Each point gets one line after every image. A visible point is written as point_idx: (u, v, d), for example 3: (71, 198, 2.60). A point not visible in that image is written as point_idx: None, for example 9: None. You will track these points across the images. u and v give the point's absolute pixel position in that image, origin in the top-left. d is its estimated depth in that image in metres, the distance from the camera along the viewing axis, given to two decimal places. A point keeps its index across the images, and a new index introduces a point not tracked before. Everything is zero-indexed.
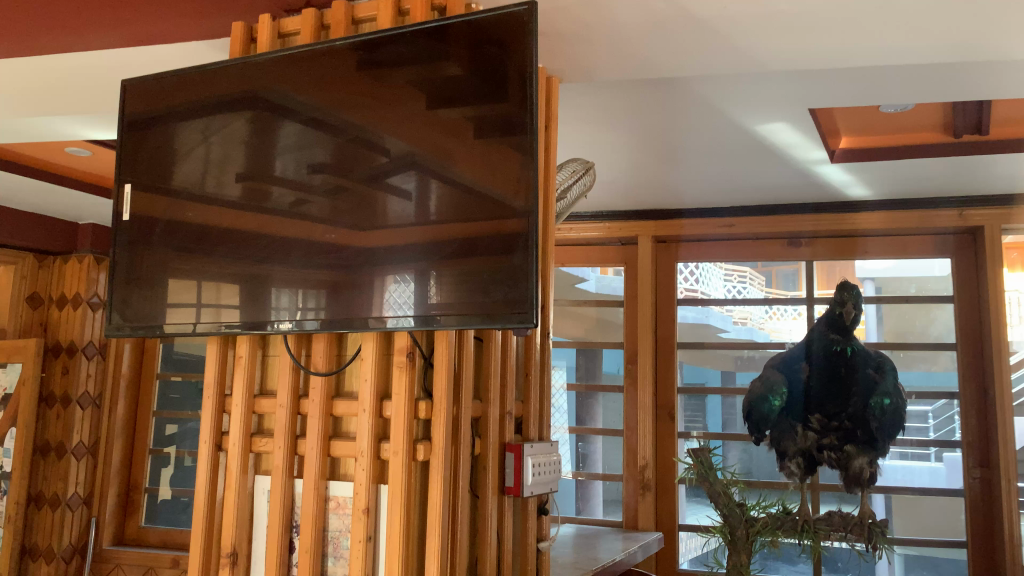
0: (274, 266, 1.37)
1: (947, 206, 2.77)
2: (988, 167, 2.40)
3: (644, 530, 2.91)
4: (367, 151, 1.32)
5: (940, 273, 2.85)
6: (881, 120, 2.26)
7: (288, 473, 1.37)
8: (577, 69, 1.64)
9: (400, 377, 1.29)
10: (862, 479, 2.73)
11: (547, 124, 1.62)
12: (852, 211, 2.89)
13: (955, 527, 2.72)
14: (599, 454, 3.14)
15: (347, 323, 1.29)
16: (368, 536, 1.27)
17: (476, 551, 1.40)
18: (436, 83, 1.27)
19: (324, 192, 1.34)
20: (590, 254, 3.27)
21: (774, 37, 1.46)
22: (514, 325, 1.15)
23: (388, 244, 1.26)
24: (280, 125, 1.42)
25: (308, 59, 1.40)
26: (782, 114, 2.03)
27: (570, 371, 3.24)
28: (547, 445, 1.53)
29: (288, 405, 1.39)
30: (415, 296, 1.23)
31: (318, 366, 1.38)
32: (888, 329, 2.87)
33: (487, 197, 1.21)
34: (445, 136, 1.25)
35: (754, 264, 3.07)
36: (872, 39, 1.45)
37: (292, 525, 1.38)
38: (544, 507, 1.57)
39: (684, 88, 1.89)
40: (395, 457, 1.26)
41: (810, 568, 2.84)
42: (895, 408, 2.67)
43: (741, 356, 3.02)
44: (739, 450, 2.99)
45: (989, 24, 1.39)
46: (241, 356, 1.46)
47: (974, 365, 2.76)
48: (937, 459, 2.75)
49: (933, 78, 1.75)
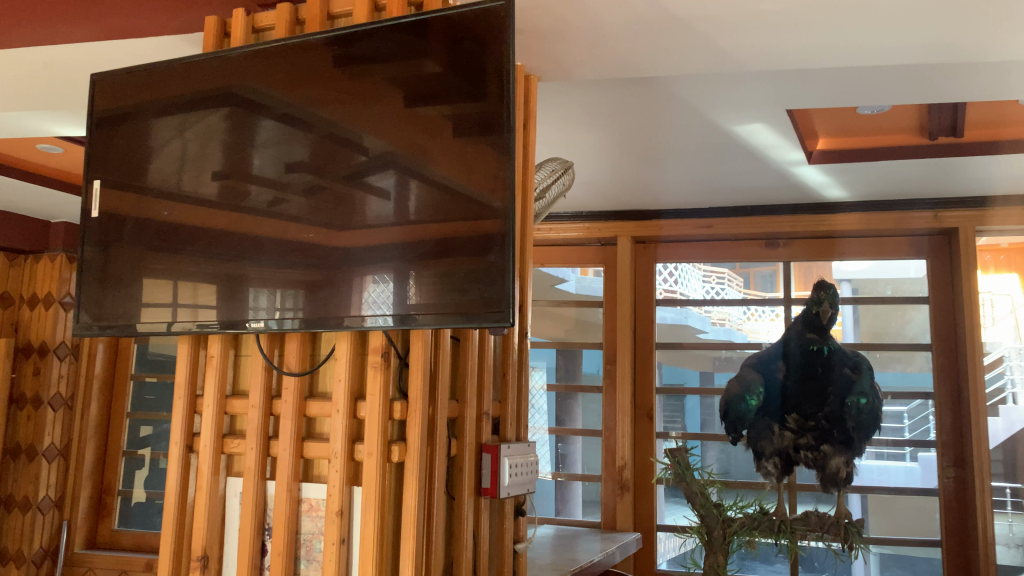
0: (249, 265, 1.35)
1: (923, 208, 2.80)
2: (963, 169, 2.43)
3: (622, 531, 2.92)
4: (345, 149, 1.30)
5: (915, 275, 2.87)
6: (858, 122, 2.27)
7: (260, 474, 1.35)
8: (555, 67, 1.63)
9: (375, 377, 1.27)
10: (839, 479, 2.73)
11: (526, 122, 1.61)
12: (830, 212, 2.90)
13: (929, 526, 2.74)
14: (578, 455, 3.14)
15: (324, 322, 1.27)
16: (341, 538, 1.25)
17: (452, 552, 1.38)
18: (415, 80, 1.25)
19: (301, 190, 1.32)
20: (569, 254, 3.26)
21: (750, 37, 1.46)
22: (491, 324, 1.14)
23: (365, 244, 1.25)
24: (256, 121, 1.40)
25: (284, 54, 1.38)
26: (759, 115, 2.03)
27: (550, 371, 3.23)
28: (524, 446, 1.52)
29: (260, 406, 1.36)
30: (393, 295, 1.21)
31: (292, 367, 1.36)
32: (865, 330, 2.89)
33: (464, 196, 1.19)
34: (423, 133, 1.24)
35: (732, 265, 3.08)
36: (848, 40, 1.46)
37: (264, 528, 1.36)
38: (521, 507, 1.55)
39: (663, 89, 1.88)
40: (369, 459, 1.24)
41: (787, 568, 2.84)
42: (871, 408, 2.68)
43: (719, 356, 3.03)
44: (717, 450, 2.99)
45: (962, 26, 1.39)
46: (213, 356, 1.43)
47: (948, 365, 2.79)
48: (912, 459, 2.77)
49: (909, 81, 1.76)
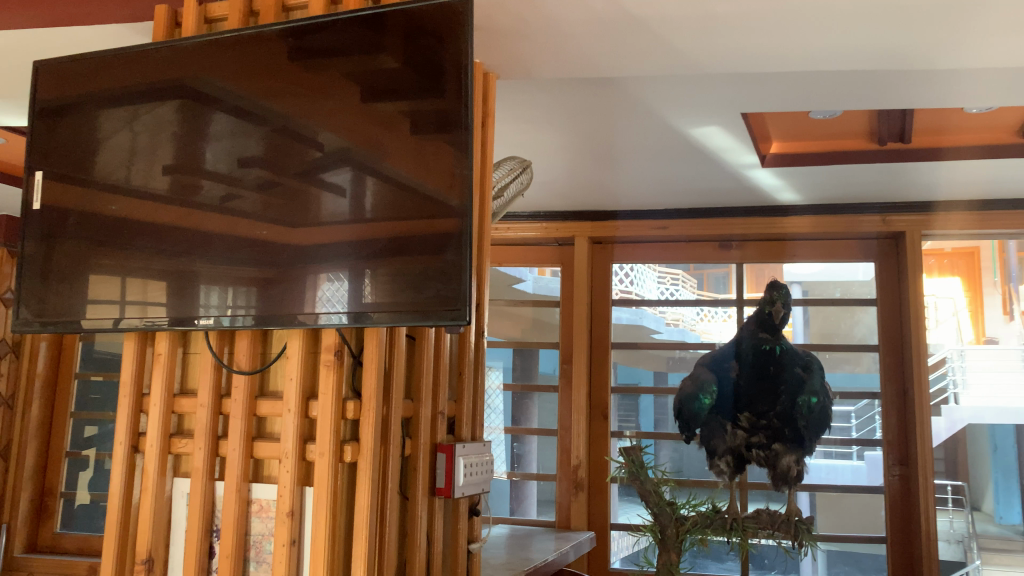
0: (199, 262, 1.32)
1: (872, 212, 2.87)
2: (911, 175, 2.49)
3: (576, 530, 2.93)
4: (299, 144, 1.28)
5: (864, 277, 2.94)
6: (810, 127, 2.31)
7: (208, 475, 1.32)
8: (513, 65, 1.63)
9: (327, 377, 1.25)
10: (789, 477, 2.61)
11: (484, 120, 1.61)
12: (783, 214, 2.95)
13: (875, 523, 2.81)
14: (534, 454, 3.14)
15: (275, 320, 1.24)
16: (292, 539, 1.23)
17: (404, 554, 1.36)
18: (371, 74, 1.24)
19: (254, 186, 1.30)
20: (527, 254, 3.25)
21: (706, 39, 1.48)
22: (447, 322, 1.13)
23: (319, 242, 1.23)
24: (207, 114, 1.36)
25: (235, 46, 1.35)
26: (714, 118, 2.06)
27: (507, 371, 3.23)
28: (479, 445, 1.51)
29: (209, 405, 1.33)
30: (348, 294, 1.19)
31: (242, 365, 1.33)
32: (814, 331, 2.94)
33: (420, 194, 1.18)
34: (379, 129, 1.22)
35: (686, 266, 3.11)
36: (800, 45, 1.49)
37: (212, 529, 1.33)
38: (476, 507, 1.54)
39: (622, 90, 1.89)
40: (321, 459, 1.22)
41: (738, 566, 2.86)
42: (822, 408, 2.53)
43: (673, 356, 3.07)
44: (670, 448, 3.01)
45: (909, 35, 1.43)
46: (160, 353, 1.40)
47: (895, 365, 2.86)
48: (859, 458, 2.83)
49: (861, 87, 1.80)
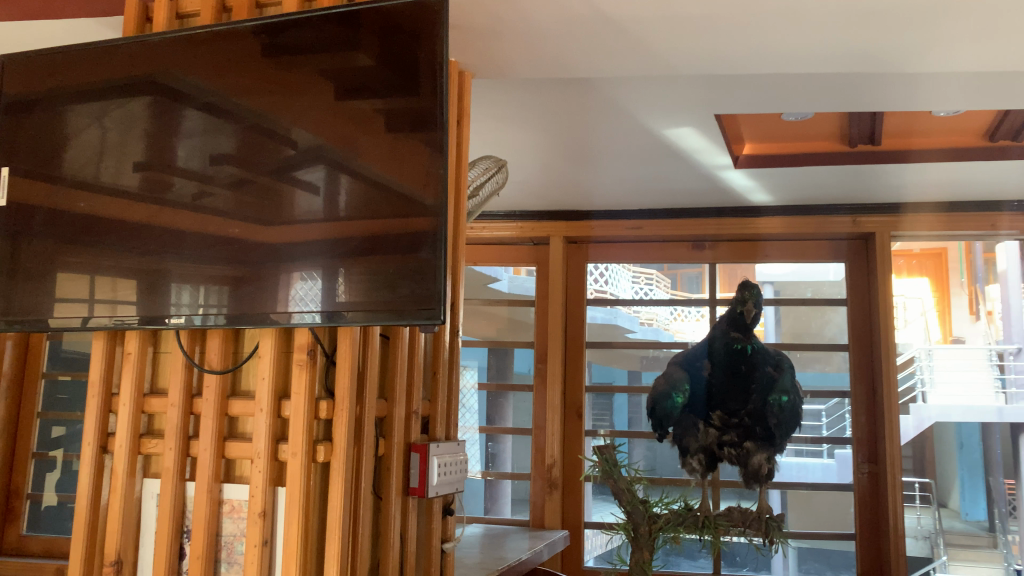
0: (170, 260, 1.31)
1: (842, 213, 2.90)
2: (881, 176, 2.53)
3: (551, 530, 2.89)
4: (273, 142, 1.26)
5: (834, 278, 2.99)
6: (782, 129, 2.33)
7: (179, 476, 1.30)
8: (489, 64, 1.63)
9: (300, 376, 1.24)
10: (761, 475, 2.50)
11: (459, 119, 1.61)
12: (754, 215, 2.97)
13: (844, 521, 2.85)
14: (508, 454, 3.14)
15: (248, 318, 1.23)
16: (264, 540, 1.22)
17: (378, 553, 1.36)
18: (345, 72, 1.23)
19: (226, 184, 1.29)
20: (502, 253, 3.25)
21: (679, 41, 1.49)
22: (421, 322, 1.13)
23: (293, 240, 1.22)
24: (178, 111, 1.35)
25: (208, 41, 1.34)
26: (687, 119, 2.07)
27: (481, 371, 3.23)
28: (453, 444, 1.51)
29: (180, 404, 1.32)
30: (322, 293, 1.19)
31: (213, 364, 1.32)
32: (786, 330, 3.00)
33: (393, 192, 1.18)
34: (354, 127, 1.22)
35: (660, 266, 3.14)
36: (771, 48, 1.51)
37: (182, 530, 1.31)
38: (449, 507, 1.54)
39: (595, 90, 1.90)
40: (293, 459, 1.21)
41: (710, 563, 2.89)
42: (793, 406, 2.46)
43: (647, 356, 3.10)
44: (644, 447, 3.05)
45: (879, 38, 1.46)
46: (130, 353, 1.38)
47: (865, 364, 2.90)
48: (829, 455, 2.88)
49: (831, 90, 1.83)
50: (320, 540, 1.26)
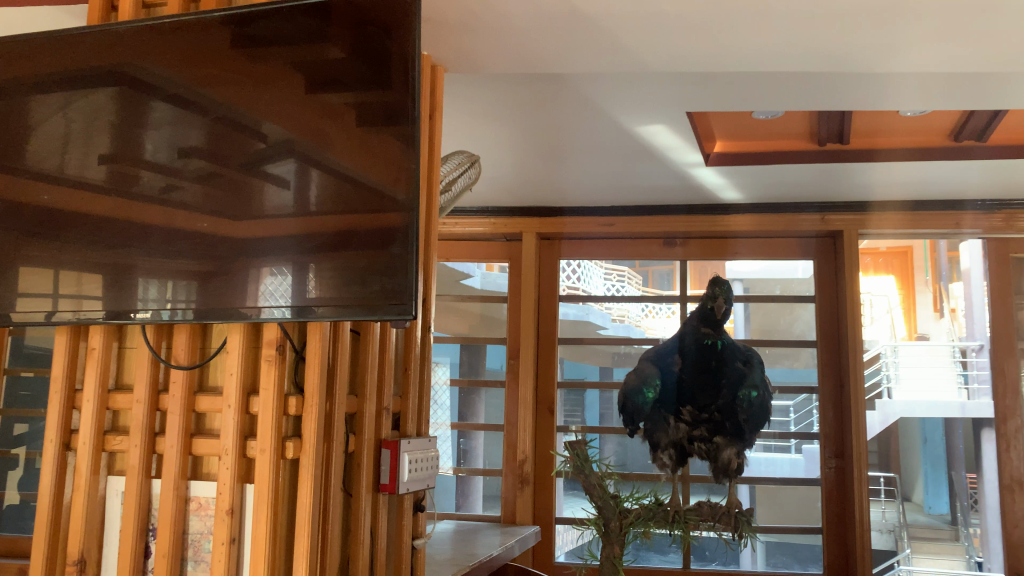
0: (137, 254, 1.28)
1: (811, 211, 2.93)
2: (848, 175, 2.56)
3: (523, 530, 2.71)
4: (241, 134, 1.25)
5: (803, 275, 3.03)
6: (751, 127, 2.35)
7: (144, 473, 1.28)
8: (461, 58, 1.62)
9: (269, 371, 1.22)
10: (730, 471, 2.43)
11: (431, 114, 1.60)
12: (725, 213, 3.00)
13: (812, 516, 2.89)
14: (479, 450, 3.13)
15: (217, 313, 1.21)
16: (232, 538, 1.21)
17: (348, 549, 1.35)
18: (316, 64, 1.22)
19: (195, 177, 1.26)
20: (475, 249, 3.25)
21: (651, 38, 1.49)
22: (393, 317, 1.12)
23: (263, 234, 1.20)
24: (145, 102, 1.32)
25: (175, 31, 1.31)
26: (659, 117, 2.08)
27: (453, 367, 3.22)
28: (424, 441, 1.50)
29: (146, 401, 1.30)
30: (292, 288, 1.17)
31: (180, 360, 1.30)
32: (755, 327, 3.05)
33: (365, 186, 1.17)
34: (324, 120, 1.21)
35: (632, 263, 3.16)
36: (741, 45, 1.52)
37: (148, 528, 1.29)
38: (420, 504, 1.53)
39: (568, 86, 1.90)
40: (262, 456, 1.19)
41: (680, 558, 2.92)
42: (762, 401, 2.37)
43: (619, 352, 3.12)
44: (615, 443, 3.07)
45: (847, 38, 1.47)
46: (93, 348, 1.36)
47: (832, 360, 2.94)
48: (797, 451, 2.93)
49: (800, 90, 1.85)
50: (288, 539, 1.24)
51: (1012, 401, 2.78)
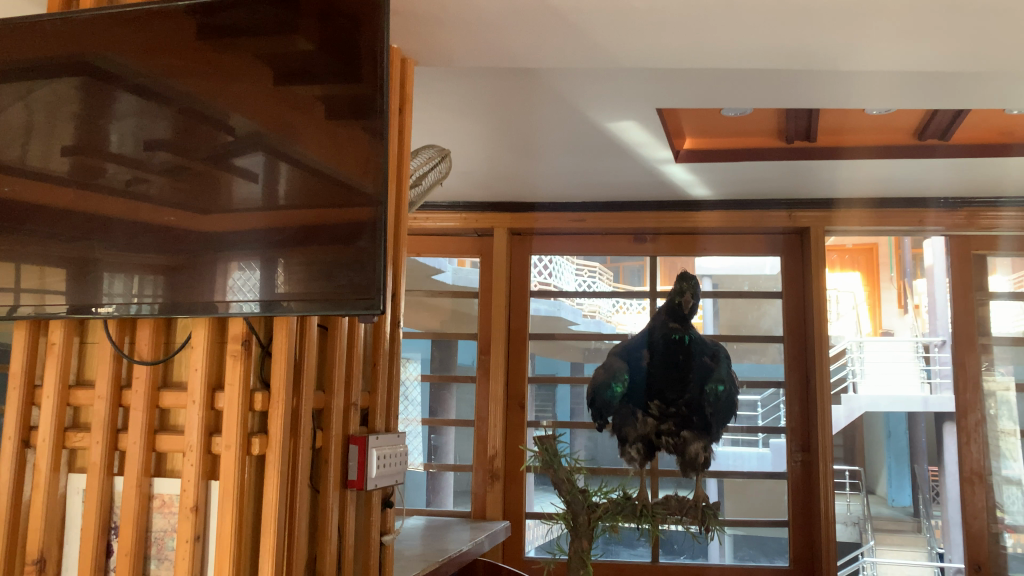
0: (100, 247, 1.26)
1: (778, 208, 2.96)
2: (815, 173, 2.60)
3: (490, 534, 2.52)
4: (207, 126, 1.23)
5: (770, 271, 3.06)
6: (720, 124, 2.36)
7: (107, 470, 1.26)
8: (430, 51, 1.60)
9: (234, 367, 1.21)
10: (697, 464, 2.42)
11: (401, 107, 1.59)
12: (694, 209, 3.02)
13: (778, 508, 2.93)
14: (450, 446, 3.13)
15: (185, 308, 1.19)
16: (196, 535, 1.19)
17: (315, 547, 1.34)
18: (284, 56, 1.21)
19: (160, 170, 1.24)
20: (446, 244, 3.23)
21: (621, 32, 1.49)
22: (360, 312, 1.11)
23: (229, 228, 1.19)
24: (107, 92, 1.29)
25: (139, 20, 1.28)
26: (629, 113, 2.09)
27: (425, 363, 3.21)
28: (393, 437, 1.50)
29: (108, 397, 1.27)
30: (260, 283, 1.16)
31: (143, 355, 1.28)
32: (723, 322, 3.08)
33: (333, 179, 1.17)
34: (291, 112, 1.19)
35: (603, 259, 3.17)
36: (710, 41, 1.53)
37: (110, 526, 1.27)
38: (388, 500, 1.52)
39: (539, 81, 1.90)
40: (227, 452, 1.18)
41: (648, 552, 2.94)
42: (729, 395, 2.38)
43: (589, 348, 3.14)
44: (585, 438, 3.07)
45: (815, 35, 1.49)
46: (54, 343, 1.33)
47: (798, 355, 2.98)
48: (764, 445, 2.96)
49: (768, 86, 1.87)
50: (253, 536, 1.23)
51: (973, 395, 2.84)
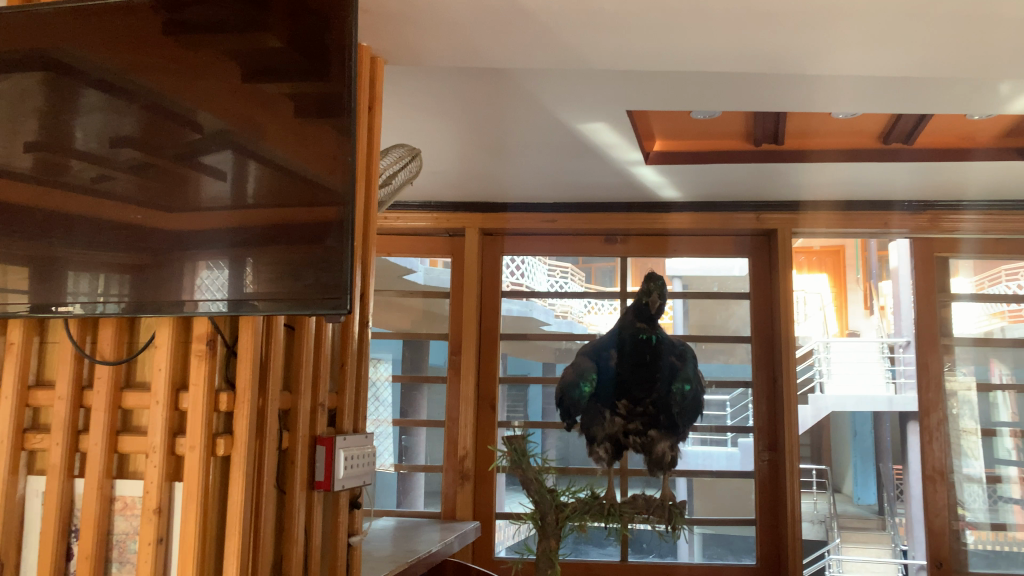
0: (63, 246, 1.24)
1: (747, 210, 2.99)
2: (783, 175, 2.63)
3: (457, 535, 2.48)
4: (175, 123, 1.21)
5: (739, 273, 3.10)
6: (689, 126, 2.38)
7: (67, 472, 1.24)
8: (400, 50, 1.60)
9: (198, 367, 1.19)
10: (663, 463, 2.47)
11: (371, 105, 1.59)
12: (664, 211, 3.04)
13: (745, 507, 2.96)
14: (421, 446, 3.11)
15: (151, 307, 1.17)
16: (159, 538, 1.17)
17: (282, 548, 1.33)
18: (252, 53, 1.20)
19: (126, 167, 1.22)
20: (417, 244, 3.22)
21: (590, 34, 1.50)
22: (327, 312, 1.11)
23: (196, 227, 1.17)
24: (71, 88, 1.27)
25: (103, 14, 1.26)
26: (599, 114, 2.10)
27: (396, 363, 3.19)
28: (361, 437, 1.48)
29: (68, 397, 1.25)
30: (227, 282, 1.14)
31: (105, 355, 1.26)
32: (693, 323, 3.10)
33: (300, 178, 1.16)
34: (258, 110, 1.18)
35: (575, 260, 3.18)
36: (678, 44, 1.54)
37: (71, 529, 1.25)
38: (357, 500, 1.51)
39: (510, 81, 1.90)
40: (191, 453, 1.17)
41: (618, 551, 2.96)
42: (694, 394, 2.39)
43: (561, 348, 3.15)
44: (556, 438, 3.09)
45: (781, 40, 1.50)
46: (12, 343, 1.31)
47: (766, 356, 3.01)
48: (733, 444, 2.99)
49: (736, 89, 1.88)
50: (218, 539, 1.22)
51: (935, 395, 2.89)
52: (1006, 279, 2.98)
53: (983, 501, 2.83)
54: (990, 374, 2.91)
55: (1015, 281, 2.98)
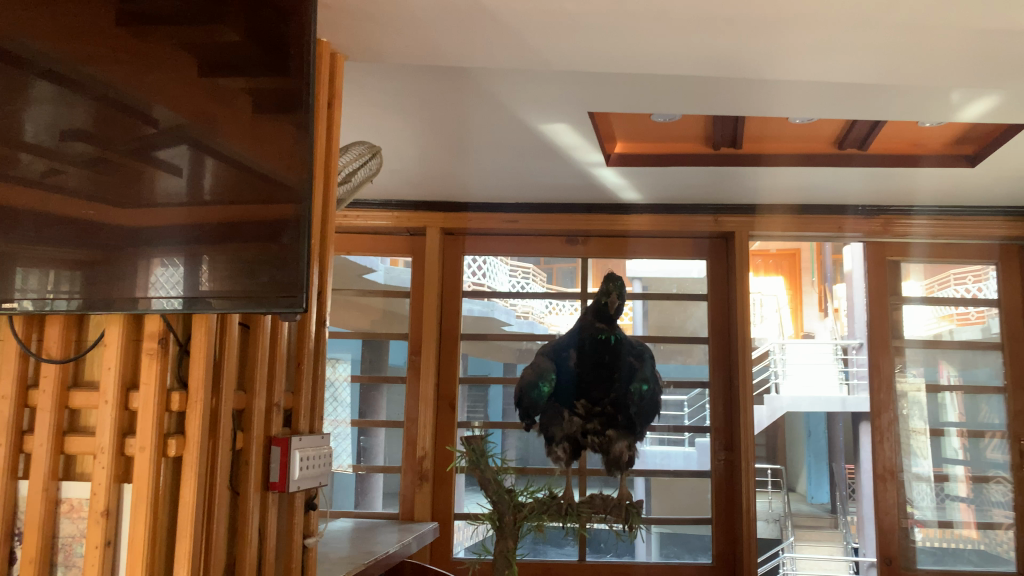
0: (9, 241, 1.20)
1: (705, 213, 3.03)
2: (741, 179, 2.66)
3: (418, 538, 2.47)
4: (128, 117, 1.18)
5: (697, 274, 3.14)
6: (649, 129, 2.40)
7: (12, 474, 1.20)
8: (361, 47, 1.58)
9: (151, 366, 1.16)
10: (621, 463, 2.44)
11: (331, 101, 1.57)
12: (624, 212, 3.06)
13: (701, 506, 2.99)
14: (380, 447, 3.09)
15: (102, 304, 1.14)
16: (107, 540, 1.15)
17: (234, 550, 1.30)
18: (208, 46, 1.18)
19: (76, 161, 1.19)
20: (378, 243, 3.20)
21: (552, 35, 1.51)
22: (282, 309, 1.09)
23: (149, 223, 1.15)
24: (16, 78, 1.22)
25: (52, 3, 1.22)
26: (561, 115, 2.10)
27: (355, 363, 3.16)
28: (317, 438, 1.46)
29: (12, 397, 1.21)
30: (182, 279, 1.12)
31: (52, 354, 1.22)
32: (652, 324, 3.13)
33: (257, 174, 1.14)
34: (214, 104, 1.16)
35: (537, 260, 3.19)
36: (639, 46, 1.55)
37: (15, 531, 1.22)
38: (312, 501, 1.50)
39: (471, 80, 1.89)
40: (142, 454, 1.14)
41: (576, 550, 2.97)
42: (653, 394, 2.40)
43: (521, 347, 3.15)
44: (516, 438, 3.08)
45: (738, 44, 1.53)
46: None
47: (723, 356, 3.05)
48: (690, 444, 3.02)
49: (695, 92, 1.91)
50: (170, 541, 1.19)
51: (886, 395, 2.95)
52: (955, 282, 3.06)
53: (931, 499, 2.90)
54: (938, 375, 2.99)
55: (963, 285, 3.06)
